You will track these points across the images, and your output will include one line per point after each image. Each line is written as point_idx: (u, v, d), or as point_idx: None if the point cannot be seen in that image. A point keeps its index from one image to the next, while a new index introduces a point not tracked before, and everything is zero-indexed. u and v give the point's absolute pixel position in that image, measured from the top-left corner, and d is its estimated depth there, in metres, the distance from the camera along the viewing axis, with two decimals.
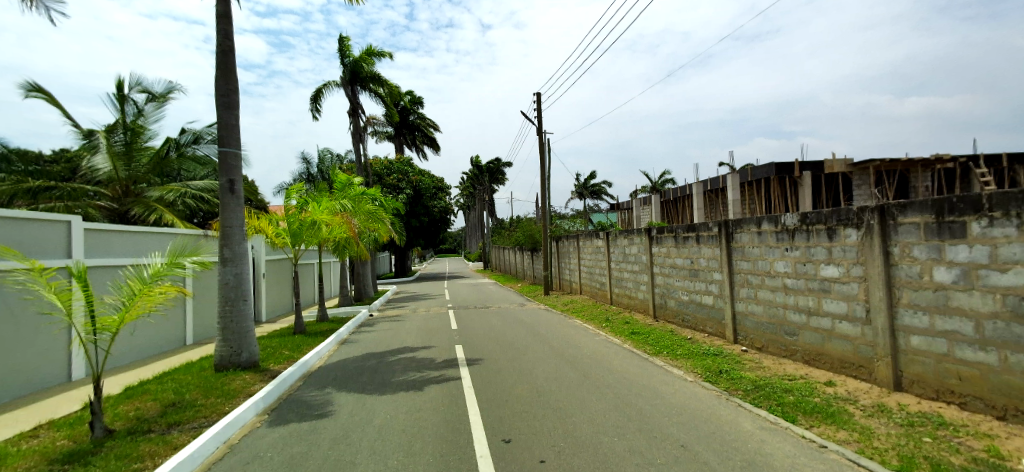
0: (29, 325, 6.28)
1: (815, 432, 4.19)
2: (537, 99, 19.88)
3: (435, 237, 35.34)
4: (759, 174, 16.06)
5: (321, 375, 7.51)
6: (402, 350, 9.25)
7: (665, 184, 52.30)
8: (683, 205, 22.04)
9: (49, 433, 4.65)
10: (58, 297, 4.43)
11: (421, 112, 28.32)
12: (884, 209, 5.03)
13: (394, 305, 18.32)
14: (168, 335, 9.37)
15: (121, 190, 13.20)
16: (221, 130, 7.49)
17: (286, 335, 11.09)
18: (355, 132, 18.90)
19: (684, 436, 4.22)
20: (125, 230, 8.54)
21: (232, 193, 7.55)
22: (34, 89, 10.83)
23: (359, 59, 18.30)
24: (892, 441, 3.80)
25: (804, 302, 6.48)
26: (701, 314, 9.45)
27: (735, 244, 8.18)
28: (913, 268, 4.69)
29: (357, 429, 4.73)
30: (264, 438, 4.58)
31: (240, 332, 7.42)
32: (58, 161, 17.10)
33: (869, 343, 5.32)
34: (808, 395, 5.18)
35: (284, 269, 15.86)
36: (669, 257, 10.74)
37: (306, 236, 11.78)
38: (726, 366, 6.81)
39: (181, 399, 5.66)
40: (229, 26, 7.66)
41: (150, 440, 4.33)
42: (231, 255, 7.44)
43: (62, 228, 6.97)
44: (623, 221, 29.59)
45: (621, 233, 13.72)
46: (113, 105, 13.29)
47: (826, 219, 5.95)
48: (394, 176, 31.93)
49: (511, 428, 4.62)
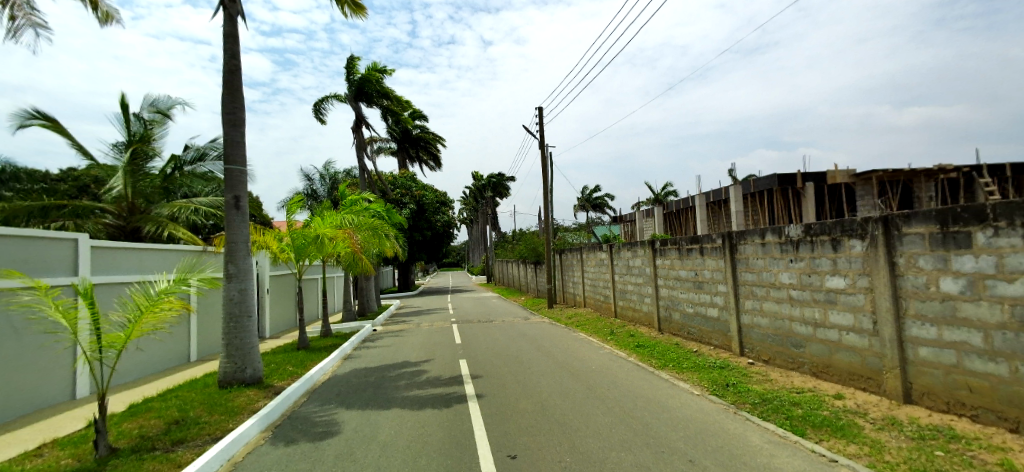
0: (34, 344, 6.28)
1: (825, 445, 4.13)
2: (539, 114, 20.02)
3: (438, 252, 35.46)
4: (761, 185, 16.11)
5: (324, 391, 7.46)
6: (404, 366, 9.21)
7: (668, 196, 52.42)
8: (686, 217, 22.10)
9: (53, 451, 4.64)
10: (63, 315, 4.44)
11: (423, 126, 28.51)
12: (889, 220, 5.02)
13: (397, 319, 18.27)
14: (171, 352, 9.34)
15: (128, 208, 13.01)
16: (228, 148, 7.57)
17: (290, 351, 11.04)
18: (358, 146, 19.08)
19: (692, 450, 4.18)
20: (131, 247, 8.57)
21: (237, 209, 7.60)
22: (38, 114, 10.86)
23: (364, 75, 18.50)
24: (903, 454, 3.75)
25: (809, 313, 6.46)
26: (706, 327, 9.39)
27: (739, 256, 8.16)
28: (919, 279, 4.66)
29: (362, 446, 4.69)
30: (270, 455, 4.57)
31: (243, 348, 7.40)
32: (65, 179, 17.26)
33: (877, 355, 5.28)
34: (816, 408, 5.12)
35: (287, 284, 15.86)
36: (673, 269, 10.69)
37: (310, 251, 11.71)
38: (733, 379, 6.76)
39: (185, 416, 5.63)
40: (236, 46, 7.79)
41: (154, 458, 4.32)
42: (236, 271, 7.46)
43: (68, 246, 7.01)
44: (625, 233, 29.66)
45: (623, 245, 13.76)
46: (119, 124, 13.43)
47: (830, 230, 5.95)
48: (397, 191, 32.14)
49: (517, 443, 4.57)
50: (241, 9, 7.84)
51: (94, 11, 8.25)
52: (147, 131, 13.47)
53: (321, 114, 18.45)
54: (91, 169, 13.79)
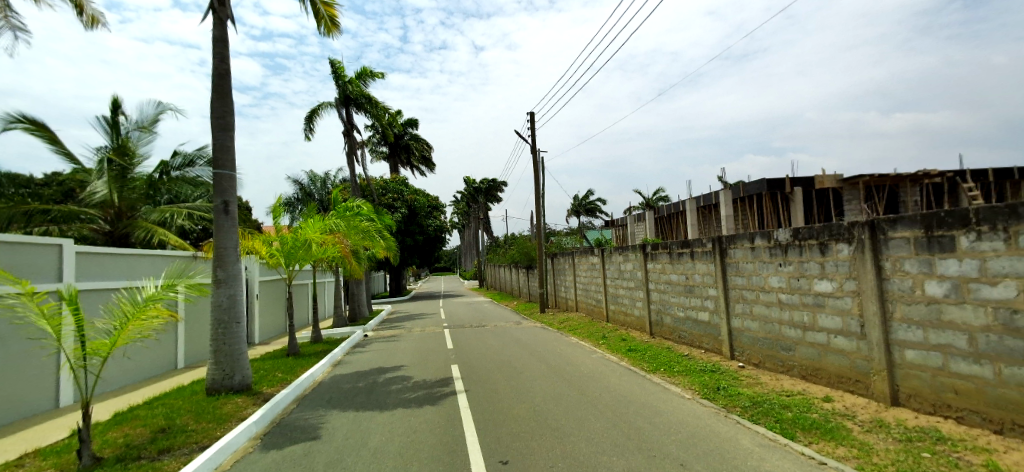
0: (19, 352, 6.19)
1: (814, 448, 4.17)
2: (530, 119, 20.08)
3: (430, 256, 35.43)
4: (751, 190, 16.25)
5: (315, 397, 7.39)
6: (394, 371, 9.14)
7: (659, 201, 52.73)
8: (677, 221, 22.16)
9: (35, 461, 4.55)
10: (48, 322, 4.38)
11: (416, 133, 28.68)
12: (875, 225, 5.10)
13: (389, 325, 18.15)
14: (158, 360, 9.21)
15: (114, 213, 12.85)
16: (217, 153, 7.51)
17: (280, 357, 10.89)
18: (349, 151, 18.96)
19: (683, 454, 4.19)
20: (116, 253, 8.47)
21: (226, 214, 7.52)
22: (21, 117, 10.64)
23: (351, 80, 18.54)
24: (891, 456, 3.79)
25: (799, 317, 6.50)
26: (697, 330, 9.43)
27: (729, 260, 8.21)
28: (905, 282, 4.73)
29: (351, 453, 4.63)
30: (258, 463, 4.50)
31: (232, 355, 7.32)
32: (50, 183, 17.03)
33: (865, 358, 5.33)
34: (806, 411, 5.16)
35: (277, 289, 15.76)
36: (664, 273, 10.76)
37: (299, 256, 11.50)
38: (724, 382, 6.80)
39: (172, 424, 5.55)
40: (226, 50, 7.73)
41: (139, 467, 4.24)
42: (225, 276, 7.38)
43: (53, 252, 6.90)
44: (618, 238, 29.74)
45: (615, 250, 13.78)
46: (104, 128, 13.25)
47: (817, 234, 6.01)
48: (389, 196, 32.01)
49: (507, 449, 4.53)
50: (230, 13, 7.78)
51: (79, 14, 8.18)
52: (133, 134, 13.30)
53: (308, 118, 18.38)
54: (77, 173, 13.59)
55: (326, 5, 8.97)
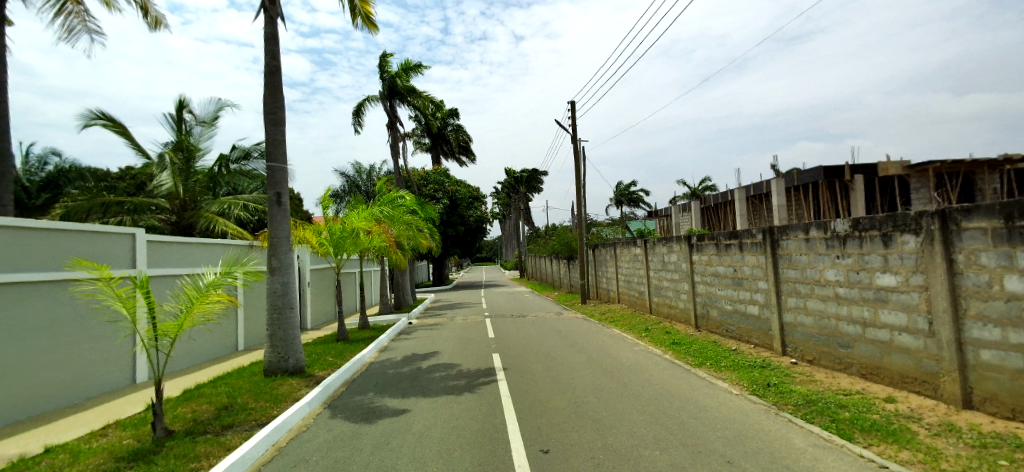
0: (98, 333, 6.72)
1: (875, 451, 3.96)
2: (572, 108, 19.84)
3: (471, 246, 35.80)
4: (806, 178, 15.46)
5: (363, 381, 7.65)
6: (437, 359, 9.33)
7: (706, 190, 51.14)
8: (725, 211, 21.40)
9: (116, 432, 4.95)
10: (123, 304, 4.71)
11: (456, 124, 28.90)
12: (946, 214, 4.74)
13: (432, 313, 18.53)
14: (220, 342, 9.79)
15: (180, 204, 13.68)
16: (270, 146, 7.84)
17: (331, 342, 11.33)
18: (394, 143, 19.37)
19: (730, 452, 4.08)
20: (181, 242, 9.01)
21: (279, 205, 7.85)
22: (99, 114, 11.45)
23: (395, 72, 18.88)
24: (962, 463, 3.55)
25: (858, 312, 6.17)
26: (746, 324, 9.12)
27: (781, 252, 7.87)
28: (981, 277, 4.38)
29: (397, 436, 4.78)
30: (311, 442, 4.72)
31: (287, 339, 7.68)
32: (123, 178, 18.30)
33: (933, 357, 5.00)
34: (865, 412, 4.90)
35: (327, 277, 16.36)
36: (711, 265, 10.46)
37: (346, 245, 11.93)
38: (775, 379, 6.56)
39: (234, 402, 5.90)
40: (277, 47, 8.02)
41: (206, 441, 4.53)
42: (278, 264, 7.72)
43: (127, 240, 7.42)
44: (662, 228, 29.07)
45: (659, 240, 13.49)
46: (170, 124, 14.09)
47: (880, 225, 5.67)
48: (431, 187, 32.48)
49: (549, 439, 4.55)
50: (281, 11, 8.05)
51: (145, 17, 8.68)
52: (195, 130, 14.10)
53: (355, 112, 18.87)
54: (146, 167, 14.54)
55: (364, 3, 9.14)
